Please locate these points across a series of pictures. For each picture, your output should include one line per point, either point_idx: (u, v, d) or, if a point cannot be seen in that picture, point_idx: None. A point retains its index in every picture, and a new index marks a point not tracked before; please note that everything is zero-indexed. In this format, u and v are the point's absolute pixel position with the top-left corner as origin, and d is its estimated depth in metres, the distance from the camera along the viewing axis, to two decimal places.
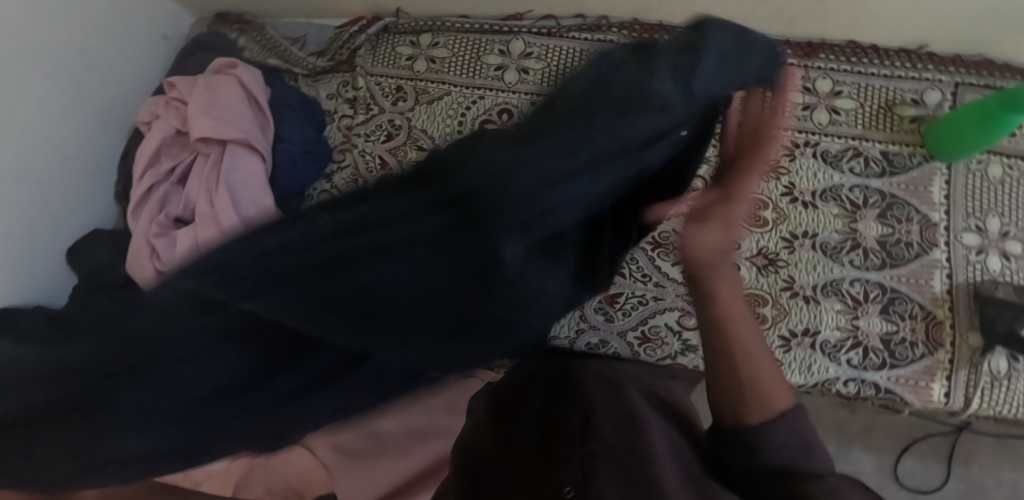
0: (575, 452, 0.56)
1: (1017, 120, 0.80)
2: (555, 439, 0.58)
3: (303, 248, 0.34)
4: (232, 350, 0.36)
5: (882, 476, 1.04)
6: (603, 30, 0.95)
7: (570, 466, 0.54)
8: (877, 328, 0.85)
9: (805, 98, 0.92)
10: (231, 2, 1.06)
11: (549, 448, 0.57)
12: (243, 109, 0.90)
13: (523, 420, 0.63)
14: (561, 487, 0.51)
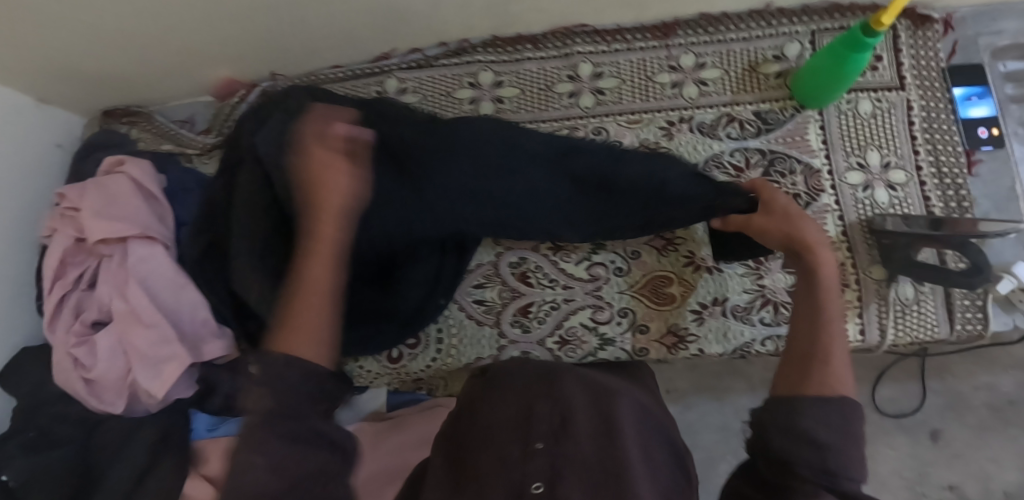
0: (548, 449, 0.61)
1: (866, 59, 0.81)
2: (530, 434, 0.63)
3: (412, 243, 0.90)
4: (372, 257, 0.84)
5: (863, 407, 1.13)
6: (468, 52, 0.97)
7: (545, 461, 0.60)
8: (783, 283, 0.87)
9: (672, 76, 0.94)
10: (113, 98, 1.07)
11: (525, 441, 0.63)
12: (137, 204, 0.92)
13: (499, 407, 0.68)
14: (533, 481, 0.59)
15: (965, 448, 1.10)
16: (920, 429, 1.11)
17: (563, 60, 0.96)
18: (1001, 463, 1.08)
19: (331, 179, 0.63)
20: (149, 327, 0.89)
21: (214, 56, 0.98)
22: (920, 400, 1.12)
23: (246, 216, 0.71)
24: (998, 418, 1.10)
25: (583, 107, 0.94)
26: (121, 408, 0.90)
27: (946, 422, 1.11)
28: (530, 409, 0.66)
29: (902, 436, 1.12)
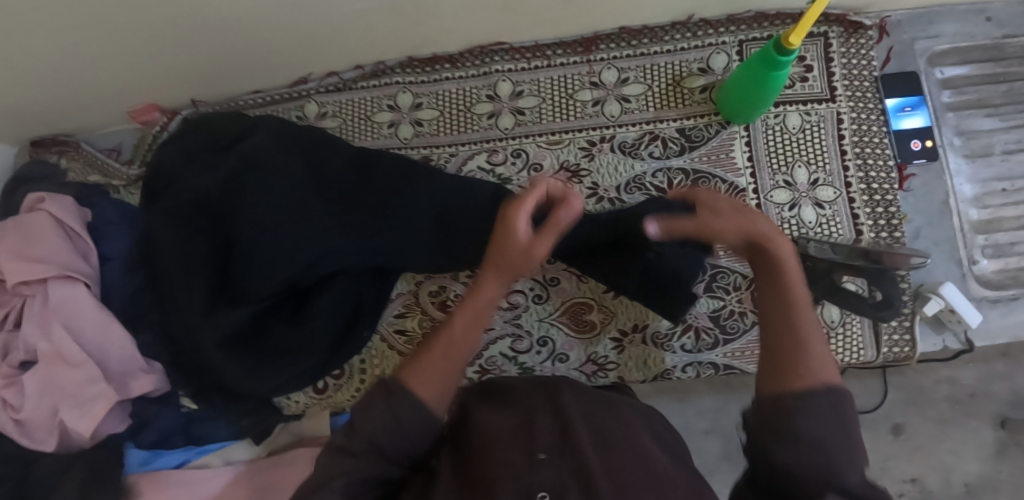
0: (553, 459, 0.55)
1: (786, 76, 0.77)
2: (532, 444, 0.57)
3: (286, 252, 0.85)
4: (248, 261, 0.84)
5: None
6: (387, 73, 0.95)
7: (553, 470, 0.54)
8: (704, 308, 0.85)
9: (594, 94, 0.91)
10: (37, 128, 1.05)
11: (526, 453, 0.57)
12: (58, 242, 0.91)
13: (500, 420, 0.62)
14: (539, 491, 0.52)
15: (927, 442, 1.00)
16: (881, 424, 1.01)
17: (482, 79, 0.93)
18: (962, 455, 0.99)
19: (488, 287, 0.65)
20: (75, 367, 0.88)
21: (130, 87, 0.96)
22: (882, 396, 1.01)
23: (206, 250, 0.88)
24: (959, 410, 1.00)
25: (502, 128, 0.92)
26: (52, 446, 0.89)
27: (907, 416, 1.00)
28: (531, 422, 0.61)
29: (862, 432, 1.01)
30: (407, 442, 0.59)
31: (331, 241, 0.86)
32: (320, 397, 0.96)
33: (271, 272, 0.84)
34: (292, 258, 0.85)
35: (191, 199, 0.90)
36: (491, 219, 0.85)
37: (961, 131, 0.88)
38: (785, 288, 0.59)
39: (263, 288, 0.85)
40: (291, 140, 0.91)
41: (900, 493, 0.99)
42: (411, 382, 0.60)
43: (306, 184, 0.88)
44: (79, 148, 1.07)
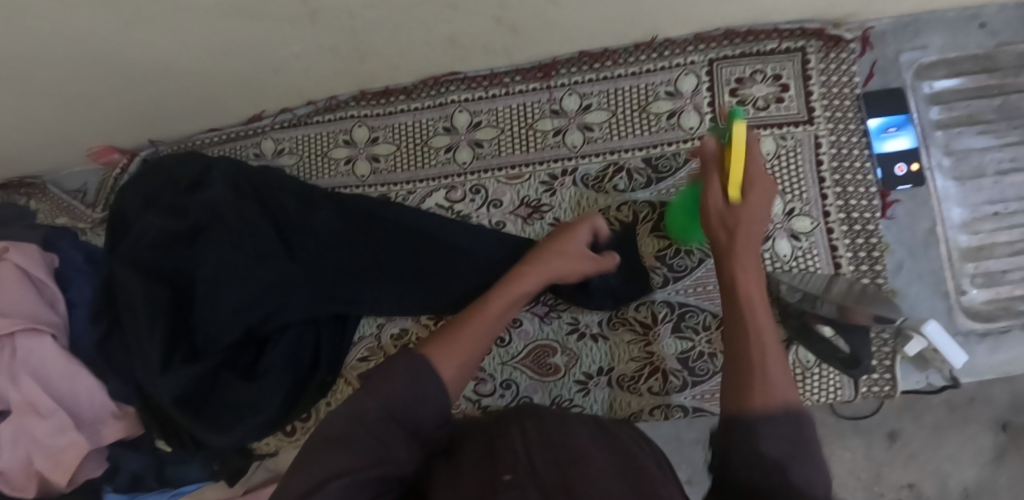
0: (521, 479, 0.48)
1: None
2: (497, 466, 0.51)
3: (244, 298, 0.85)
4: (206, 309, 0.85)
5: (820, 410, 0.95)
6: (340, 107, 0.91)
7: (521, 493, 0.47)
8: (672, 349, 0.81)
9: (555, 122, 0.87)
10: (2, 172, 1.04)
11: (490, 477, 0.50)
12: (24, 292, 0.90)
13: (468, 450, 0.55)
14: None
15: (923, 448, 0.93)
16: (876, 431, 0.94)
17: (438, 110, 0.89)
18: (960, 460, 0.92)
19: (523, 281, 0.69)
20: (46, 418, 0.88)
21: (86, 132, 0.95)
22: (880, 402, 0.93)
23: (159, 290, 0.86)
24: (958, 416, 0.93)
25: (460, 162, 0.88)
26: (31, 493, 0.90)
27: (902, 421, 0.94)
28: (497, 447, 0.54)
29: (857, 439, 0.95)
30: (423, 414, 0.53)
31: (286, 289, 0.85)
32: (289, 439, 0.93)
33: (228, 320, 0.85)
34: (246, 306, 0.85)
35: (153, 242, 0.88)
36: (441, 270, 0.84)
37: (949, 151, 0.82)
38: (750, 294, 0.55)
39: (219, 336, 0.85)
40: (251, 184, 0.89)
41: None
42: (438, 359, 0.57)
43: (268, 233, 0.86)
44: (47, 189, 1.06)
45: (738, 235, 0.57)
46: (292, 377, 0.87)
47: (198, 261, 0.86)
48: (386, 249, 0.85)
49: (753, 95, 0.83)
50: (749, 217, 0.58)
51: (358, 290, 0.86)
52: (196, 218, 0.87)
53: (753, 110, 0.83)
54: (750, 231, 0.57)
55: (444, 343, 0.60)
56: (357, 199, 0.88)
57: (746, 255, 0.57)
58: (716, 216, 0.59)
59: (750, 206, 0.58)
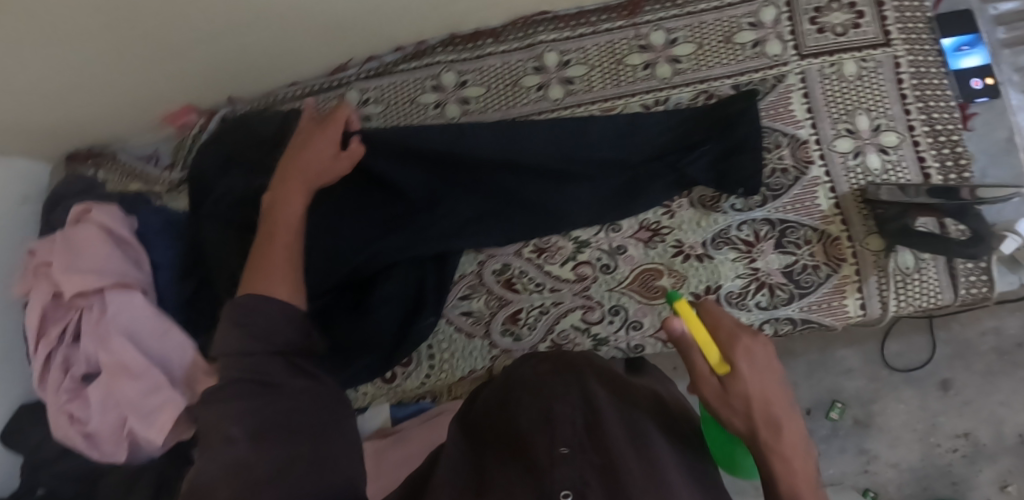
0: (577, 454, 0.54)
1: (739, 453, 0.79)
2: (554, 439, 0.56)
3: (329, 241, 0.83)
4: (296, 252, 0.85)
5: (873, 366, 1.12)
6: (427, 54, 0.94)
7: (575, 467, 0.52)
8: (777, 264, 0.84)
9: (643, 57, 0.89)
10: (74, 143, 1.05)
11: (548, 446, 0.55)
12: (110, 251, 0.90)
13: (524, 414, 0.61)
14: (560, 491, 0.50)
15: (975, 395, 1.08)
16: (929, 381, 1.10)
17: (527, 51, 0.91)
18: (1013, 406, 1.07)
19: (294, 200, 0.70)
20: (138, 378, 0.87)
21: (167, 91, 0.95)
22: (930, 353, 1.11)
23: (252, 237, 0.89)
24: (1007, 361, 1.08)
25: (552, 99, 0.90)
26: (123, 458, 0.88)
27: (954, 370, 1.09)
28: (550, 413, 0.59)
29: (910, 389, 1.11)
30: (285, 336, 0.58)
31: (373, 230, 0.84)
32: (389, 386, 0.93)
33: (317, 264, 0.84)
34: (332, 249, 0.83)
35: (237, 198, 0.91)
36: (514, 211, 0.85)
37: (1017, 68, 0.88)
38: (788, 456, 0.55)
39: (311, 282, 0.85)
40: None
41: (953, 448, 1.08)
42: (255, 288, 0.60)
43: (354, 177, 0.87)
44: (115, 159, 1.07)
45: (753, 411, 0.54)
46: (397, 322, 0.86)
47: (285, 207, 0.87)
48: (463, 207, 0.84)
49: (832, 21, 0.87)
50: (756, 384, 0.54)
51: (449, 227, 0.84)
52: None
53: (833, 36, 0.87)
54: (761, 403, 0.54)
55: (249, 281, 0.62)
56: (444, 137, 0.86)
57: (769, 429, 0.55)
58: (721, 404, 0.56)
59: (743, 379, 0.54)
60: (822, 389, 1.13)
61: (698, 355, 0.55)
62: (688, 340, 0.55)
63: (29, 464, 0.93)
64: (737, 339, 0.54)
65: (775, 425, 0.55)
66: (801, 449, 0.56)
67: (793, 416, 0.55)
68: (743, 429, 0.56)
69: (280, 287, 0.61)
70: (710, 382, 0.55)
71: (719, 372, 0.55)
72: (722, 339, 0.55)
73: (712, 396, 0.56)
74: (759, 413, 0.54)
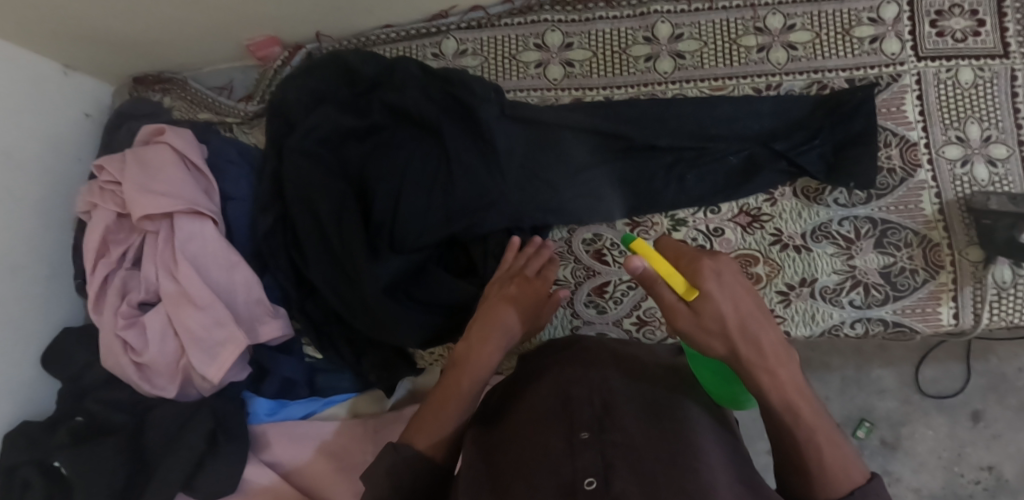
0: (592, 438, 0.55)
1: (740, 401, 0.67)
2: (573, 425, 0.57)
3: (426, 206, 0.85)
4: (388, 209, 0.85)
5: (906, 388, 1.11)
6: (534, 10, 0.91)
7: (594, 452, 0.53)
8: (875, 263, 0.82)
9: (759, 39, 0.87)
10: (144, 63, 1.00)
11: (568, 434, 0.56)
12: (182, 176, 0.85)
13: (537, 401, 0.63)
14: (583, 478, 0.50)
15: (1004, 429, 1.08)
16: (961, 411, 1.09)
17: (639, 19, 0.89)
18: None
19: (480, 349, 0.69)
20: (203, 309, 0.83)
21: (256, 16, 0.91)
22: (964, 382, 1.09)
23: (339, 185, 0.86)
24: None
25: (661, 72, 0.88)
26: (173, 393, 0.85)
27: (987, 403, 1.09)
28: (566, 397, 0.61)
29: (941, 417, 1.10)
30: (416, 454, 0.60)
31: (469, 193, 0.84)
32: None
33: (412, 224, 0.84)
34: (427, 211, 0.85)
35: (325, 137, 0.88)
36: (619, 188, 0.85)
37: None
38: (774, 362, 0.55)
39: (401, 241, 0.84)
40: (447, 95, 0.87)
41: (975, 479, 1.08)
42: (417, 438, 0.62)
43: (452, 136, 0.85)
44: (186, 86, 1.01)
45: (731, 329, 0.53)
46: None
47: (377, 165, 0.87)
48: (570, 184, 0.85)
49: (952, 26, 0.86)
50: (728, 304, 0.53)
51: (549, 199, 0.85)
52: (379, 119, 0.88)
53: (951, 41, 0.86)
54: (737, 319, 0.54)
55: (417, 424, 0.64)
56: (548, 111, 0.87)
57: (748, 346, 0.54)
58: (698, 332, 0.54)
59: (712, 300, 0.53)
60: (853, 406, 1.12)
61: (662, 286, 0.54)
62: (648, 274, 0.54)
63: (71, 389, 0.89)
64: (698, 261, 0.54)
65: (755, 337, 0.54)
66: (786, 357, 0.56)
67: (767, 325, 0.55)
68: (724, 351, 0.55)
69: (440, 442, 0.62)
70: (681, 312, 0.54)
71: (688, 298, 0.53)
72: (683, 265, 0.54)
73: (685, 326, 0.54)
74: (735, 329, 0.54)
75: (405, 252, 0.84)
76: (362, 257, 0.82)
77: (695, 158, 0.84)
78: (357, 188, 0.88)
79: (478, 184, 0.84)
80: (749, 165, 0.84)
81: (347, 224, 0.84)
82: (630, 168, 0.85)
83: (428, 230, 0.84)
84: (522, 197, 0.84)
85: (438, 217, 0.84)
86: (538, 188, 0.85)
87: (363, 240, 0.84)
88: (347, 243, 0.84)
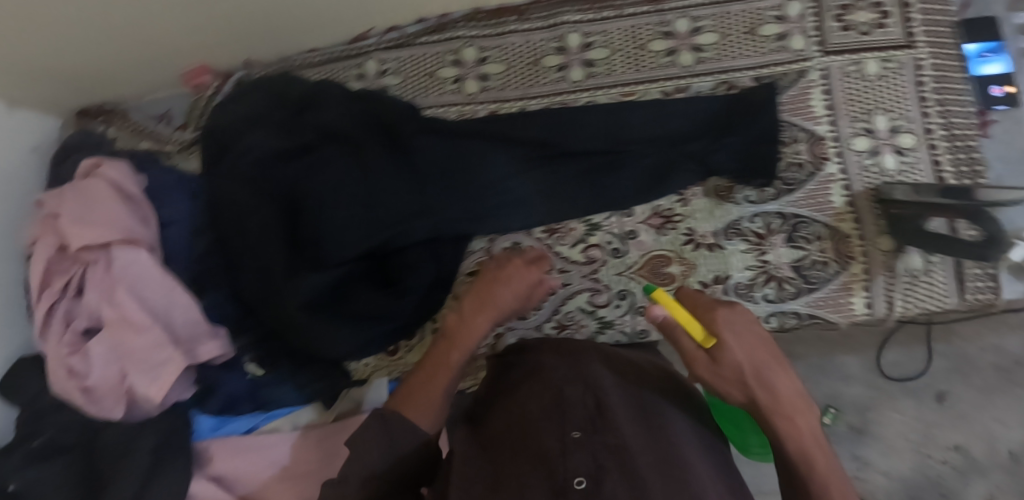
0: (585, 437, 0.56)
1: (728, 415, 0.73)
2: (565, 421, 0.58)
3: (345, 221, 0.84)
4: (310, 225, 0.85)
5: (871, 374, 1.11)
6: (449, 27, 0.93)
7: (587, 451, 0.54)
8: (786, 258, 0.84)
9: (666, 44, 0.89)
10: (86, 96, 1.04)
11: (560, 431, 0.57)
12: (118, 207, 0.88)
13: (530, 400, 0.64)
14: (573, 478, 0.52)
15: (971, 410, 1.07)
16: (925, 393, 1.09)
17: (550, 31, 0.91)
18: (1006, 422, 1.06)
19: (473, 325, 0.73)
20: (143, 332, 0.87)
21: (183, 48, 0.94)
22: (925, 364, 1.09)
23: (267, 207, 0.87)
24: (1004, 378, 1.07)
25: (572, 81, 0.90)
26: (119, 414, 0.88)
27: (950, 384, 1.08)
28: (558, 395, 0.62)
29: (906, 399, 1.10)
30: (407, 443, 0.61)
31: (388, 207, 0.85)
32: (391, 359, 0.98)
33: (331, 239, 0.84)
34: (349, 225, 0.84)
35: (258, 158, 0.88)
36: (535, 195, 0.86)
37: None
38: (786, 407, 0.61)
39: (323, 257, 0.85)
40: (369, 114, 0.90)
41: (944, 459, 1.08)
42: (409, 413, 0.65)
43: (372, 151, 0.87)
44: (128, 116, 1.06)
45: (745, 375, 0.61)
46: (415, 303, 0.87)
47: (302, 183, 0.87)
48: (490, 193, 0.85)
49: (857, 20, 0.87)
50: (744, 352, 0.61)
51: (467, 209, 0.86)
52: (308, 139, 0.89)
53: (857, 34, 0.87)
54: (750, 365, 0.61)
55: (408, 399, 0.67)
56: (464, 124, 0.89)
57: (762, 392, 0.61)
58: (716, 378, 0.63)
59: (728, 348, 0.61)
60: (819, 393, 1.11)
61: (686, 333, 0.64)
62: (671, 322, 0.64)
63: (25, 414, 0.93)
64: (715, 311, 0.64)
65: (766, 383, 0.61)
66: (798, 399, 0.61)
67: (783, 374, 0.62)
68: (741, 398, 0.62)
69: (430, 417, 0.65)
70: (699, 358, 0.63)
71: (707, 346, 0.62)
72: (700, 315, 0.64)
73: (703, 372, 0.63)
74: (750, 376, 0.61)
75: (327, 268, 0.85)
76: (287, 278, 0.84)
77: (611, 162, 0.84)
78: (284, 207, 0.88)
79: (397, 198, 0.85)
80: (663, 168, 0.84)
81: (271, 246, 0.85)
82: (548, 175, 0.86)
83: (348, 245, 0.84)
84: (442, 209, 0.86)
85: (358, 231, 0.84)
86: (457, 198, 0.86)
87: (287, 260, 0.85)
88: (276, 264, 0.85)
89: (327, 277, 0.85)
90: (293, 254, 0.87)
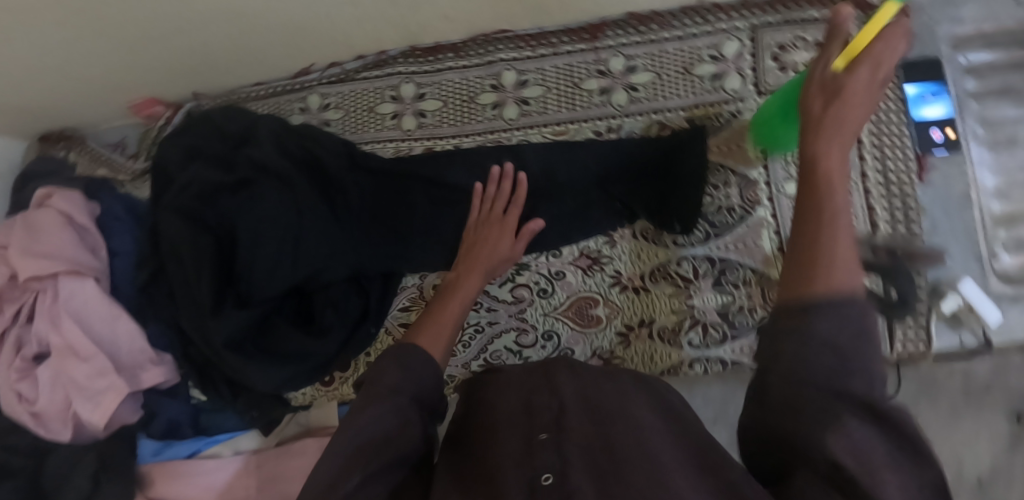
0: (551, 438, 0.53)
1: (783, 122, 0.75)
2: (534, 424, 0.56)
3: (278, 262, 0.85)
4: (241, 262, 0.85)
5: None
6: (388, 63, 0.94)
7: (555, 451, 0.51)
8: (712, 303, 0.84)
9: (601, 82, 0.89)
10: (45, 124, 1.07)
11: (528, 434, 0.55)
12: (66, 238, 0.92)
13: (500, 406, 0.61)
14: (541, 475, 0.49)
15: (937, 432, 0.86)
16: None
17: (486, 68, 0.91)
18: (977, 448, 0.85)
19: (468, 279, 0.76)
20: (86, 360, 0.90)
21: (132, 83, 0.96)
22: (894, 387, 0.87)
23: (202, 244, 0.85)
24: (973, 402, 0.86)
25: (506, 119, 0.91)
26: (66, 437, 0.91)
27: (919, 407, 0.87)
28: (529, 403, 0.59)
29: None
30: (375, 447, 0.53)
31: (320, 246, 0.86)
32: (327, 389, 0.99)
33: (262, 278, 0.85)
34: (283, 265, 0.85)
35: (197, 192, 0.85)
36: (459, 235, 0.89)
37: (983, 121, 0.85)
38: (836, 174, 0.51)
39: (252, 296, 0.86)
40: (306, 151, 0.89)
41: None
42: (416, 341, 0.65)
43: (305, 189, 0.86)
44: (87, 143, 1.09)
45: (837, 93, 0.54)
46: (341, 339, 0.89)
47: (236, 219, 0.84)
48: (417, 234, 0.89)
49: (795, 60, 0.85)
50: (860, 88, 0.54)
51: (393, 249, 0.89)
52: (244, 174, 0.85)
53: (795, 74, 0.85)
54: (847, 92, 0.54)
55: (419, 330, 0.67)
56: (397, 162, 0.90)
57: (835, 124, 0.53)
58: (819, 85, 0.56)
59: (853, 76, 0.55)
60: None
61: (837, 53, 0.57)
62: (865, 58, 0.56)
63: None
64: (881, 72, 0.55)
65: (841, 120, 0.53)
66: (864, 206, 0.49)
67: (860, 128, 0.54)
68: (815, 110, 0.55)
69: (437, 345, 0.65)
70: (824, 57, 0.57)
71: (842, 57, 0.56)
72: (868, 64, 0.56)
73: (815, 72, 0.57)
74: (846, 100, 0.54)
75: (256, 306, 0.86)
76: (210, 320, 0.84)
77: (537, 206, 0.85)
78: (218, 243, 0.86)
79: (328, 238, 0.87)
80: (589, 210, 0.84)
81: (203, 285, 0.84)
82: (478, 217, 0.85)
83: (280, 283, 0.86)
84: (370, 248, 0.89)
85: (290, 270, 0.86)
86: (385, 238, 0.89)
87: (212, 300, 0.84)
88: (205, 303, 0.84)
89: (256, 313, 0.86)
90: (224, 288, 0.87)
